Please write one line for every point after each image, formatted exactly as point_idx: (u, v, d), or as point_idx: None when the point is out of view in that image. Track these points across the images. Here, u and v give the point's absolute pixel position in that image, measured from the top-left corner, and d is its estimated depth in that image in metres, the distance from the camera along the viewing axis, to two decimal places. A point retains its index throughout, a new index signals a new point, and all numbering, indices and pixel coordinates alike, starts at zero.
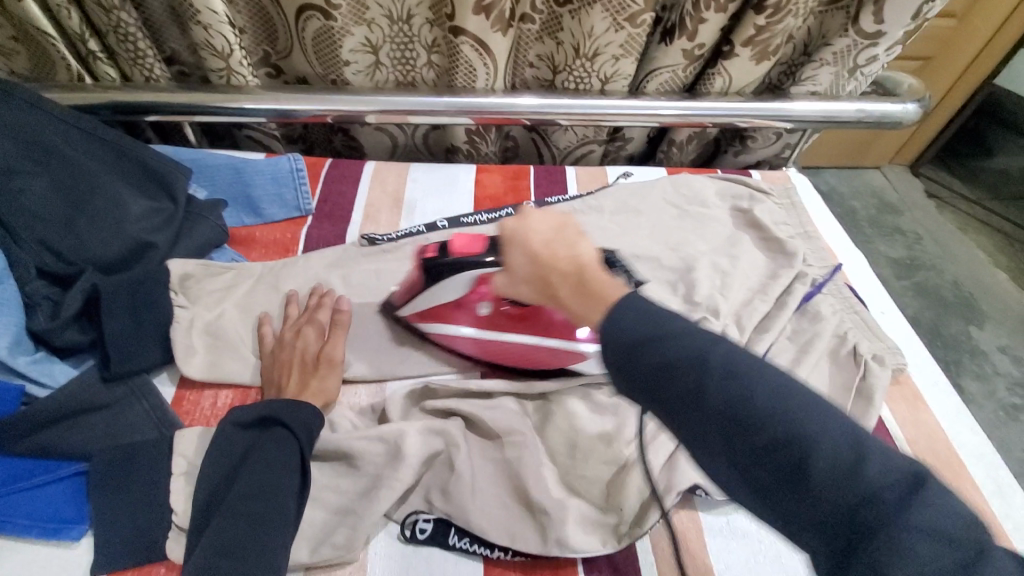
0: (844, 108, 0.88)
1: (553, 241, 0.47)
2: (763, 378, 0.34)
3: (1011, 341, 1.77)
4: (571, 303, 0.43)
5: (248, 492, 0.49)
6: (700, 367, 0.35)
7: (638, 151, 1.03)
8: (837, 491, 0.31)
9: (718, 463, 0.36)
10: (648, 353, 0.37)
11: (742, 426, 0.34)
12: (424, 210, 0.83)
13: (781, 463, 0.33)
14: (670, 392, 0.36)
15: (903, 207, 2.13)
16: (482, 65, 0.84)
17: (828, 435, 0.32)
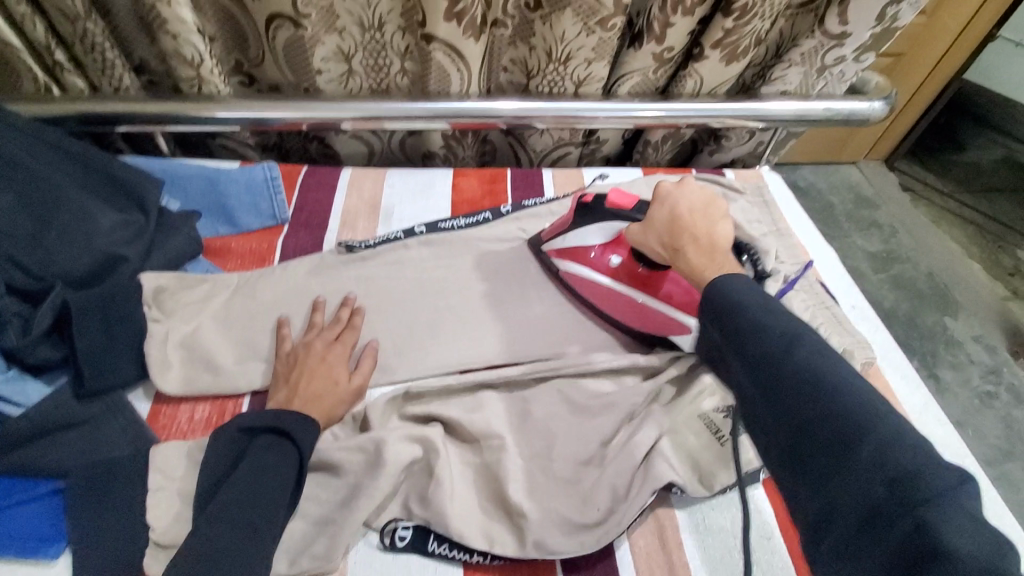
0: (814, 107, 0.89)
1: (698, 212, 0.55)
2: (838, 365, 0.41)
3: (984, 330, 1.82)
4: (695, 262, 0.52)
5: (237, 498, 0.48)
6: (788, 339, 0.43)
7: (614, 151, 1.05)
8: (888, 469, 0.36)
9: (781, 424, 0.41)
10: (746, 318, 0.44)
11: (813, 391, 0.40)
12: (401, 216, 0.83)
13: (839, 429, 0.39)
14: (756, 350, 0.43)
15: (878, 201, 2.18)
16: (455, 70, 0.85)
17: (894, 426, 0.38)
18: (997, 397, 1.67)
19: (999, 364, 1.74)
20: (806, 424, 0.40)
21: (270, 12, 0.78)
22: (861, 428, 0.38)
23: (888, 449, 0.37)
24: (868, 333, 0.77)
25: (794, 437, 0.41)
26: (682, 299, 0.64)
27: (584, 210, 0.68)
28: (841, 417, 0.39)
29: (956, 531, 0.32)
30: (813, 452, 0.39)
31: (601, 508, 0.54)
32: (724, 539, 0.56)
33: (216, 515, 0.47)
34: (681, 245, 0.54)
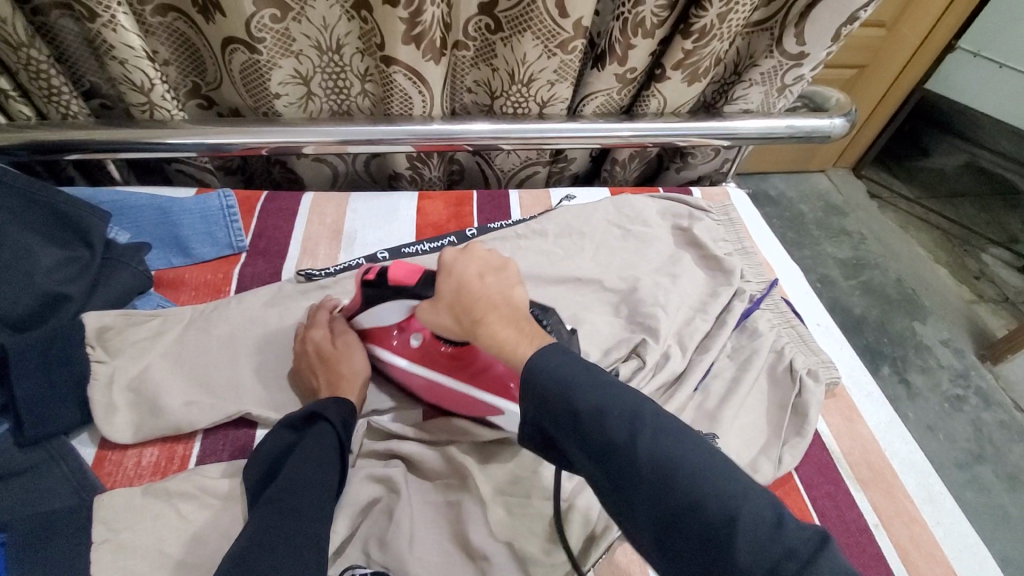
0: (776, 125, 0.90)
1: (486, 280, 0.50)
2: (683, 441, 0.39)
3: (952, 334, 1.86)
4: (501, 336, 0.46)
5: (287, 484, 0.48)
6: (632, 423, 0.39)
7: (582, 169, 1.04)
8: (753, 557, 0.34)
9: (646, 524, 0.38)
10: (584, 405, 0.40)
11: (666, 483, 0.37)
12: (364, 241, 0.81)
13: (700, 524, 0.36)
14: (603, 443, 0.39)
15: (847, 209, 2.22)
16: (417, 92, 0.84)
17: (749, 500, 0.36)
18: (966, 400, 1.70)
19: (967, 367, 1.77)
20: (666, 518, 0.37)
21: (225, 36, 0.76)
22: (718, 512, 0.35)
23: (746, 533, 0.34)
24: (833, 351, 0.78)
25: (659, 532, 0.37)
26: (491, 381, 0.58)
27: (371, 290, 0.59)
28: (701, 507, 0.36)
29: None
30: (679, 547, 0.36)
31: (567, 546, 0.53)
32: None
33: (272, 499, 0.47)
34: (481, 317, 0.48)
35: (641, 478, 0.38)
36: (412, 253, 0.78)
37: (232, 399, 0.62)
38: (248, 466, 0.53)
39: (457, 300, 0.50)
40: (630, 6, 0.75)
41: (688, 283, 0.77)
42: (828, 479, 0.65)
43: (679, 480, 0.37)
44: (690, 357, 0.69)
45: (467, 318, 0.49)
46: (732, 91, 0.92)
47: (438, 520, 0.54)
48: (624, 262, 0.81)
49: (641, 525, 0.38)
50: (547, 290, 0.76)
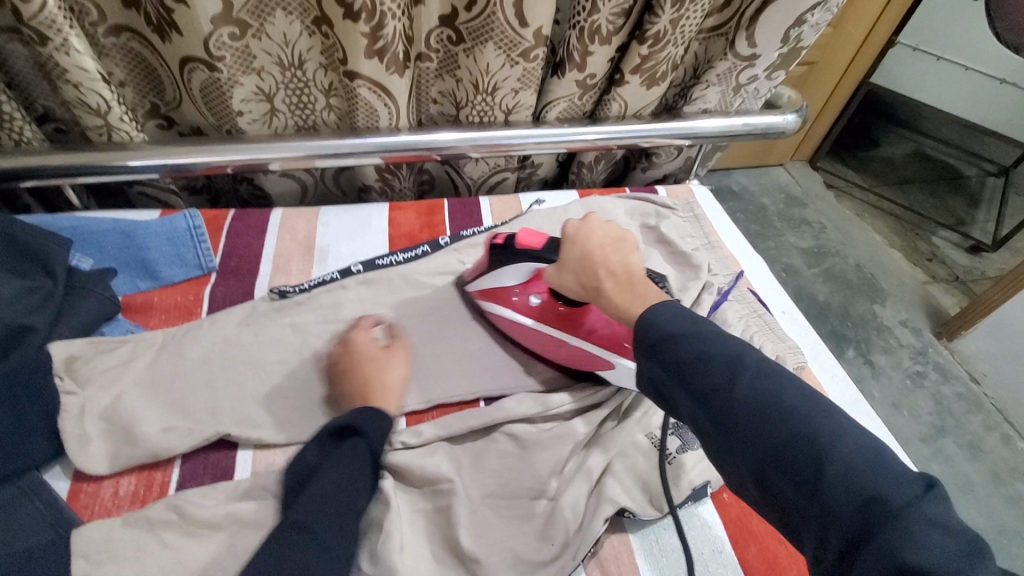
0: (732, 123, 0.94)
1: (609, 247, 0.57)
2: (790, 383, 0.43)
3: (910, 314, 1.94)
4: (617, 297, 0.53)
5: (314, 503, 0.47)
6: (731, 365, 0.44)
7: (550, 173, 1.06)
8: (856, 483, 0.37)
9: (741, 455, 0.42)
10: (683, 347, 0.46)
11: (765, 416, 0.41)
12: (337, 255, 0.81)
13: (803, 456, 0.39)
14: (700, 380, 0.44)
15: (806, 200, 2.31)
16: (383, 105, 0.84)
17: (850, 438, 0.39)
18: (927, 376, 1.77)
19: (925, 345, 1.85)
20: (766, 450, 0.41)
21: (183, 55, 0.75)
22: (819, 443, 0.39)
23: (847, 464, 0.38)
24: (798, 337, 0.81)
25: (759, 463, 0.41)
26: (606, 338, 0.64)
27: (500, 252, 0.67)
28: (802, 441, 0.40)
29: (929, 540, 0.33)
30: (779, 479, 0.40)
31: (557, 541, 0.54)
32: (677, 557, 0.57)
33: (297, 522, 0.46)
34: (600, 281, 0.55)
35: (737, 411, 0.42)
36: (386, 263, 0.78)
37: (211, 420, 0.62)
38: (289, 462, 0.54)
39: (580, 263, 0.57)
40: (586, 15, 0.78)
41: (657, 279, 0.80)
42: None
43: (780, 413, 0.41)
44: None
45: (586, 280, 0.57)
46: (691, 93, 0.95)
47: (427, 529, 0.54)
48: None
49: (739, 457, 0.42)
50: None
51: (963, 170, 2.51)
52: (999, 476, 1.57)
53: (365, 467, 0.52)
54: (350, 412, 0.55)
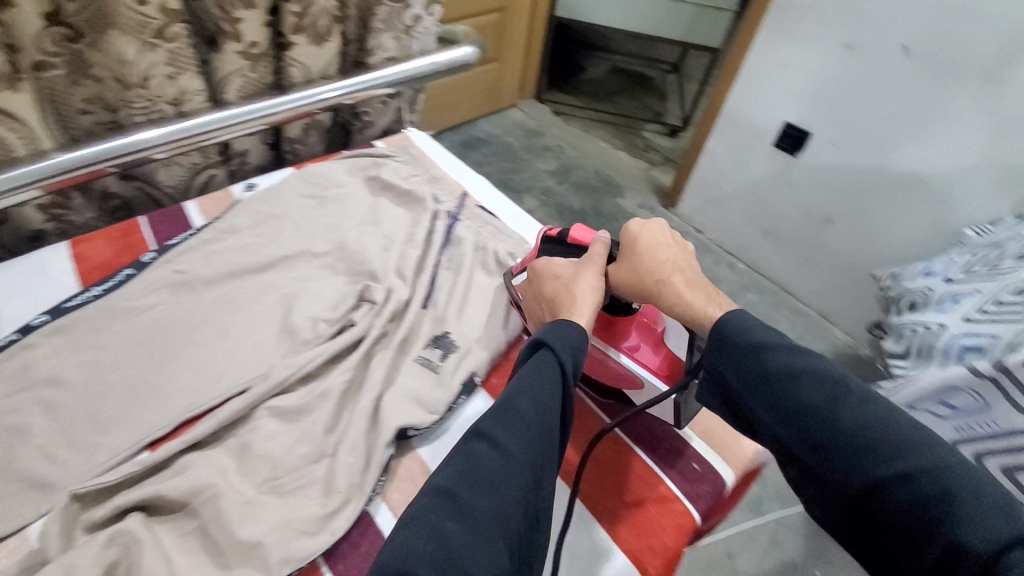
0: (418, 65, 0.99)
1: (680, 251, 0.65)
2: (897, 417, 0.50)
3: (645, 197, 2.33)
4: (687, 292, 0.62)
5: (501, 418, 0.49)
6: (835, 388, 0.52)
7: (263, 158, 1.00)
8: (982, 520, 0.43)
9: (849, 472, 0.49)
10: (779, 365, 0.54)
11: (872, 439, 0.49)
12: (11, 314, 0.67)
13: (921, 486, 0.46)
14: (800, 395, 0.52)
15: (542, 130, 2.58)
16: (9, 130, 0.70)
17: (966, 469, 0.46)
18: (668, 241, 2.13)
19: (661, 217, 2.23)
20: (888, 473, 0.47)
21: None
22: (939, 474, 0.46)
23: (969, 494, 0.45)
24: (528, 233, 0.93)
25: (872, 480, 0.48)
26: (645, 357, 0.68)
27: (553, 243, 0.74)
28: (918, 468, 0.46)
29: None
30: (893, 497, 0.47)
31: (342, 489, 0.55)
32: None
33: (482, 434, 0.49)
34: (668, 276, 0.63)
35: (845, 431, 0.50)
36: (79, 302, 0.68)
37: None
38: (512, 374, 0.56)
39: (647, 258, 0.64)
40: None
41: (388, 218, 0.83)
42: None
43: (893, 438, 0.48)
44: (411, 281, 0.75)
45: (650, 272, 0.64)
46: (368, 44, 0.98)
47: (200, 543, 0.51)
48: (327, 226, 0.81)
49: (850, 474, 0.49)
50: (256, 280, 0.73)
51: (648, 74, 3.03)
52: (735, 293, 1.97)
53: (556, 379, 0.53)
54: (543, 327, 0.58)
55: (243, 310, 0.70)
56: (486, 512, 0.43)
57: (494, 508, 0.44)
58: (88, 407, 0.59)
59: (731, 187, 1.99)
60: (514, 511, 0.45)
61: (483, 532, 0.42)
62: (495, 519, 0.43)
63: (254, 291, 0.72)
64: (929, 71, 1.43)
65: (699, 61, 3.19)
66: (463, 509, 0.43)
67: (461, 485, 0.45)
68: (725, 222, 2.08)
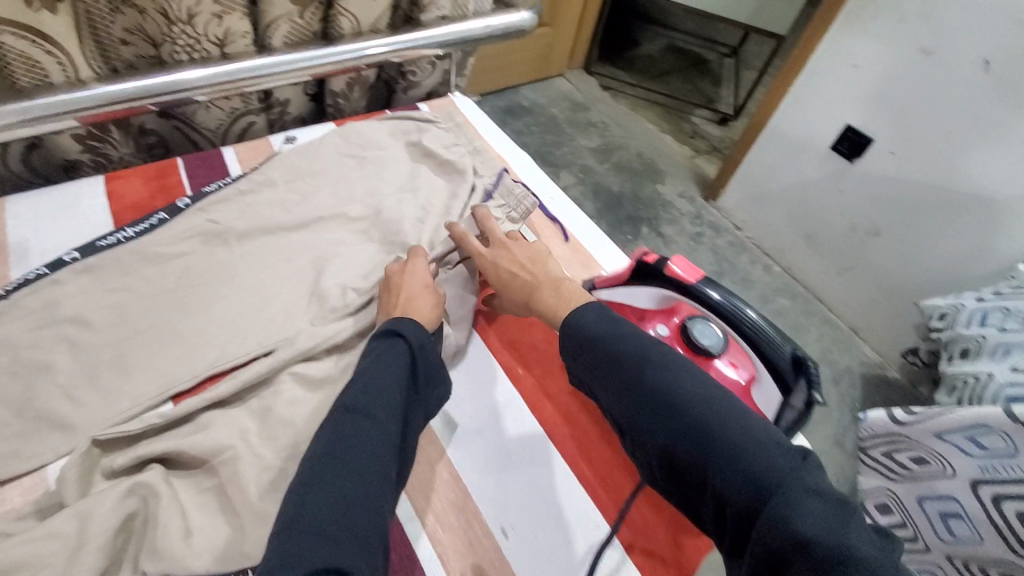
0: (471, 27, 0.94)
1: (532, 257, 0.66)
2: (693, 378, 0.51)
3: (686, 186, 2.24)
4: (548, 297, 0.61)
5: (370, 390, 0.51)
6: (641, 358, 0.53)
7: (305, 110, 0.97)
8: (736, 460, 0.45)
9: (653, 437, 0.50)
10: (594, 341, 0.55)
11: (670, 404, 0.50)
12: (43, 247, 0.67)
13: (703, 441, 0.47)
14: (612, 369, 0.54)
15: (589, 104, 2.49)
16: (47, 56, 0.67)
17: (745, 421, 0.47)
18: (704, 234, 2.07)
19: (700, 209, 2.16)
20: (676, 432, 0.49)
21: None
22: (717, 429, 0.47)
23: (740, 442, 0.46)
24: (566, 217, 0.89)
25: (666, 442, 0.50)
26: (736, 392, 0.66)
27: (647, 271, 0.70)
28: (703, 424, 0.48)
29: (808, 509, 0.40)
30: (685, 456, 0.48)
31: None
32: (482, 431, 0.65)
33: (351, 405, 0.50)
34: (534, 289, 0.63)
35: (646, 399, 0.51)
36: (113, 242, 0.67)
37: None
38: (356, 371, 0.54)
39: (508, 279, 0.66)
40: None
41: (427, 186, 0.80)
42: None
43: (686, 399, 0.50)
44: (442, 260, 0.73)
45: (517, 290, 0.65)
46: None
47: (216, 503, 0.51)
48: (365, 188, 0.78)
49: (651, 437, 0.51)
50: (289, 238, 0.72)
51: (706, 57, 2.88)
52: (766, 296, 1.91)
53: (407, 361, 0.55)
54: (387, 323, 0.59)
55: (274, 270, 0.68)
56: (364, 480, 0.45)
57: (371, 471, 0.46)
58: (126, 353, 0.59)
59: (779, 186, 1.90)
60: (386, 479, 0.47)
61: (361, 500, 0.44)
62: (373, 483, 0.45)
63: (287, 251, 0.70)
64: (1009, 90, 1.33)
65: (762, 47, 3.01)
66: (343, 480, 0.44)
67: (338, 456, 0.46)
68: (766, 220, 2.00)
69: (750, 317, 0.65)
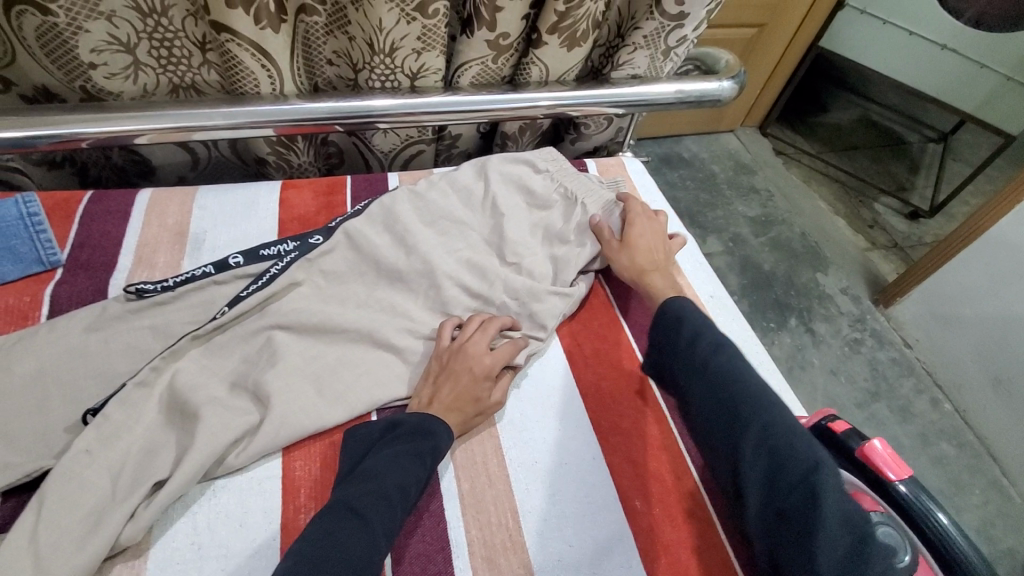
0: (664, 90, 0.87)
1: (659, 251, 0.74)
2: (751, 369, 0.54)
3: (853, 282, 1.86)
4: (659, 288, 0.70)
5: (366, 492, 0.49)
6: (712, 344, 0.57)
7: (472, 145, 0.97)
8: (769, 445, 0.49)
9: (696, 411, 0.55)
10: (679, 325, 0.60)
11: (723, 384, 0.54)
12: (213, 244, 0.71)
13: (739, 420, 0.51)
14: (682, 350, 0.58)
15: (755, 166, 2.18)
16: (262, 69, 0.72)
17: (779, 420, 0.50)
18: (864, 343, 1.71)
19: (864, 311, 1.78)
20: (723, 411, 0.53)
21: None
22: (763, 419, 0.50)
23: (781, 431, 0.49)
24: (725, 323, 0.78)
25: (707, 427, 0.53)
26: None
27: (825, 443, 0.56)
28: (743, 404, 0.52)
29: (830, 506, 0.44)
30: (719, 430, 0.52)
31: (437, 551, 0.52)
32: (574, 522, 0.56)
33: (350, 509, 0.47)
34: (653, 279, 0.71)
35: (703, 377, 0.55)
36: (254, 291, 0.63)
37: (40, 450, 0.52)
38: (362, 465, 0.53)
39: (642, 256, 0.73)
40: None
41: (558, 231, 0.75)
42: None
43: (735, 384, 0.53)
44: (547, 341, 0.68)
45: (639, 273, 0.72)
46: (618, 56, 0.88)
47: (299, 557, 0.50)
48: (513, 232, 0.73)
49: (696, 403, 0.55)
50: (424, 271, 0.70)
51: (906, 137, 2.41)
52: (928, 438, 1.53)
53: (420, 470, 0.52)
54: (413, 419, 0.56)
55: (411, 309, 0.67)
56: None
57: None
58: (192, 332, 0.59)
59: (979, 313, 1.56)
60: None
61: None
62: None
63: (426, 296, 0.69)
64: None
65: (979, 138, 2.52)
66: None
67: (323, 562, 0.43)
68: (950, 347, 1.64)
69: (943, 526, 0.47)
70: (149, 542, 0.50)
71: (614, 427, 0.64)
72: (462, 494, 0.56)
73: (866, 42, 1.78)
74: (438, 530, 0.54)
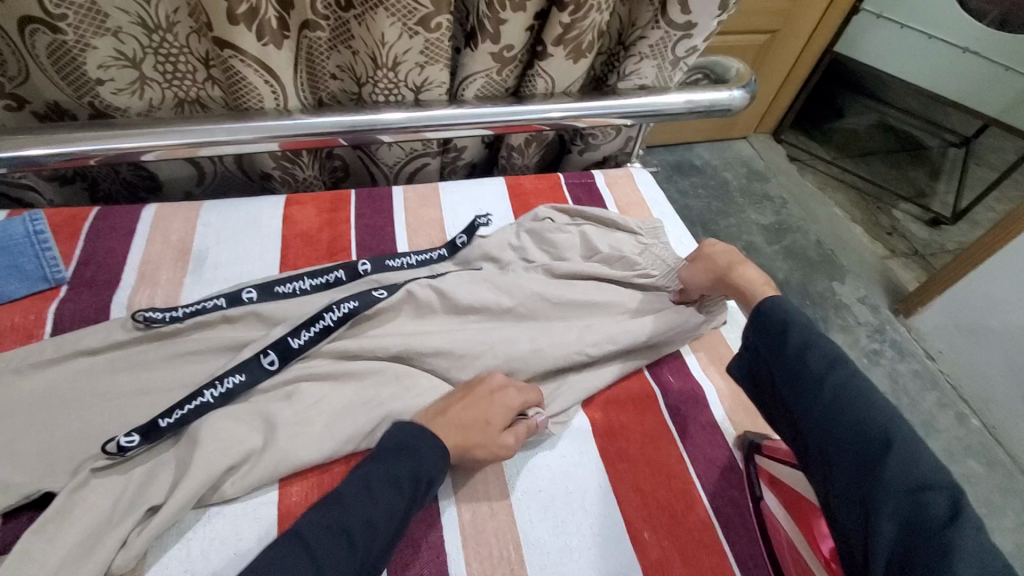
0: (672, 101, 0.85)
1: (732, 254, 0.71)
2: (873, 393, 0.52)
3: (871, 292, 1.81)
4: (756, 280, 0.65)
5: (344, 512, 0.48)
6: (834, 363, 0.54)
7: (477, 157, 0.96)
8: (904, 477, 0.46)
9: (814, 431, 0.52)
10: (792, 340, 0.57)
11: (847, 404, 0.51)
12: (217, 261, 0.71)
13: (869, 447, 0.49)
14: (794, 365, 0.56)
15: (769, 174, 2.14)
16: (266, 85, 0.72)
17: (915, 452, 0.48)
18: (884, 354, 1.66)
19: (883, 322, 1.73)
20: (848, 434, 0.50)
21: (16, 13, 0.61)
22: (896, 450, 0.48)
23: (909, 464, 0.47)
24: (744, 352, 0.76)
25: (825, 450, 0.51)
26: None
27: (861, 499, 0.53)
28: (870, 430, 0.49)
29: (972, 549, 0.41)
30: (843, 454, 0.50)
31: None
32: (579, 547, 0.55)
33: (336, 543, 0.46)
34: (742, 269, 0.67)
35: (820, 399, 0.53)
36: (307, 340, 0.62)
37: (39, 472, 0.52)
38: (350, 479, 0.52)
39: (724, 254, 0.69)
40: None
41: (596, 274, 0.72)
42: (729, 482, 0.62)
43: (857, 408, 0.51)
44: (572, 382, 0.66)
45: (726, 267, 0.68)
46: (623, 67, 0.87)
47: None
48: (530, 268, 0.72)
49: (814, 423, 0.52)
50: (426, 289, 0.68)
51: (926, 141, 2.35)
52: (953, 455, 1.48)
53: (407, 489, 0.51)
54: (406, 428, 0.55)
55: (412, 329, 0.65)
56: None
57: None
58: (235, 386, 0.58)
59: (1005, 325, 1.51)
60: None
61: None
62: None
63: (429, 316, 0.67)
64: None
65: (1002, 142, 2.46)
66: None
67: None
68: (975, 359, 1.59)
69: None
70: (144, 568, 0.49)
71: (621, 452, 0.62)
72: (463, 524, 0.55)
73: (882, 47, 1.74)
74: (437, 564, 0.52)
